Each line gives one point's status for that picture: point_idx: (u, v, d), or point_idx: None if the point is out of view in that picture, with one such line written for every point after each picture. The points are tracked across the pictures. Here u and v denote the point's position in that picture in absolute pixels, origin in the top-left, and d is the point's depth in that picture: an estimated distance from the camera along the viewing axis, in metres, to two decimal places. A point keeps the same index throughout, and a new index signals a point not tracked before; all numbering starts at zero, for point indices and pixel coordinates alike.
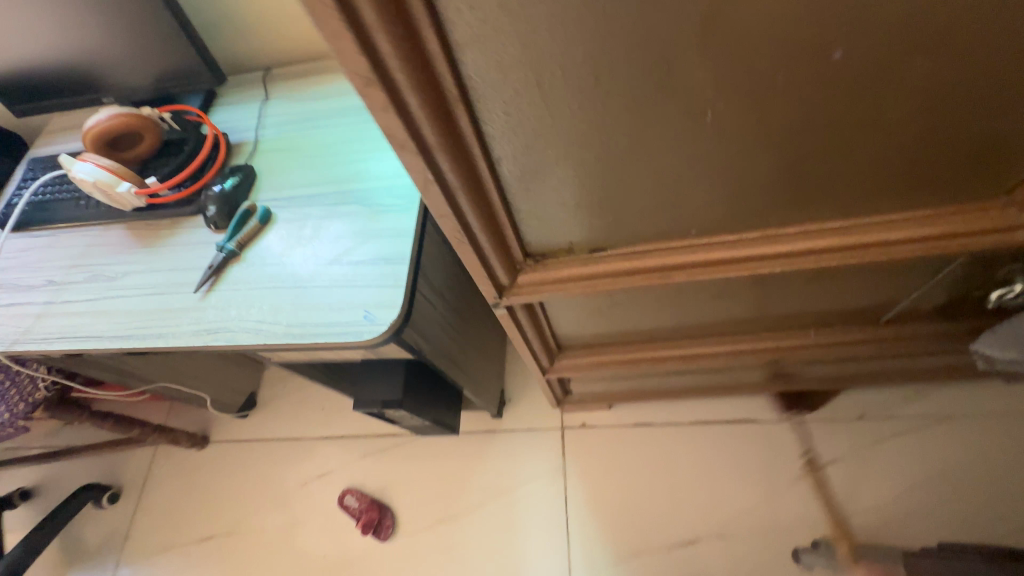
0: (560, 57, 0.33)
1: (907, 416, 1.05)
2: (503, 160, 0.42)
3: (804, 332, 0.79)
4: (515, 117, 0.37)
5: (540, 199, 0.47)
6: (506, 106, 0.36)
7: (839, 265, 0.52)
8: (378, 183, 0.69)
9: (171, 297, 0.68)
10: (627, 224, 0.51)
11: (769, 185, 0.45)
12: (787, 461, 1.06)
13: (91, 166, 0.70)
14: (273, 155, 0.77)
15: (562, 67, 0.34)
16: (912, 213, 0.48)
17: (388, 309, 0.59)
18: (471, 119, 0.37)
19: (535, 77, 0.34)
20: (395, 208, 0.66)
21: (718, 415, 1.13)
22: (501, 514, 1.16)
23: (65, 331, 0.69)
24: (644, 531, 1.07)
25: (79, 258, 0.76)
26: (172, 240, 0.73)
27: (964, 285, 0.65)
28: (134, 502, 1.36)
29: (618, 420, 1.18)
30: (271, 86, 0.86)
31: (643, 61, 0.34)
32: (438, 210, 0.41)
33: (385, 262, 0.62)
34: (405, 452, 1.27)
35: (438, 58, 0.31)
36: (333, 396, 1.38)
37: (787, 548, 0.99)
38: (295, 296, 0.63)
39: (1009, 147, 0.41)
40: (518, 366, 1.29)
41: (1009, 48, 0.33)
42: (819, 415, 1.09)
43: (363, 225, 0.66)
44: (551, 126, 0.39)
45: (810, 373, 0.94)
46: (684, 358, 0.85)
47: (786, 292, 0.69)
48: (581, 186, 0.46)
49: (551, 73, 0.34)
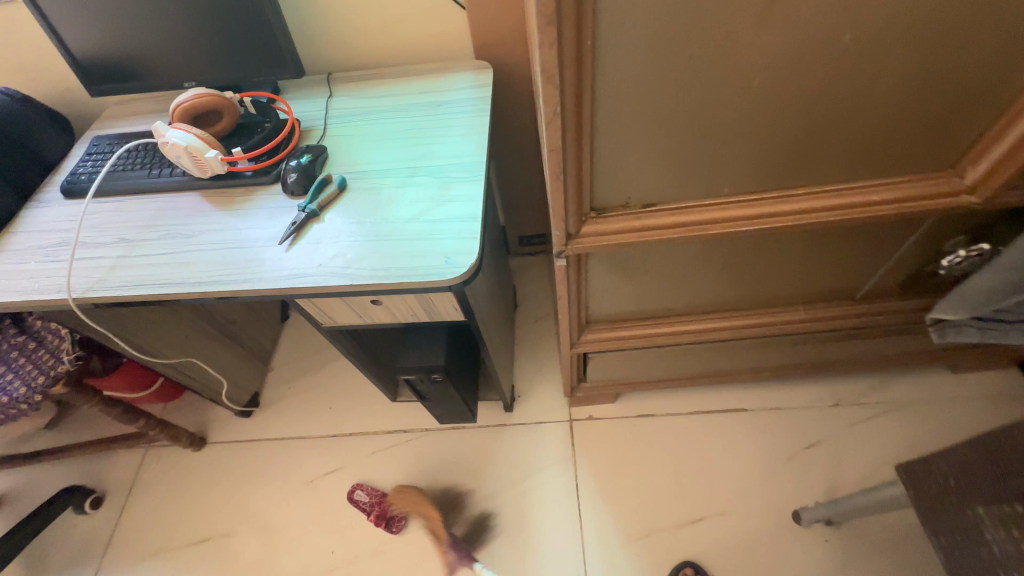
0: (666, 24, 0.46)
1: (876, 401, 1.19)
2: (599, 112, 0.54)
3: (796, 309, 0.93)
4: (620, 72, 0.50)
5: (616, 153, 0.59)
6: (616, 62, 0.49)
7: (836, 222, 0.66)
8: (445, 160, 0.80)
9: (252, 249, 0.74)
10: (677, 181, 0.63)
11: (789, 148, 0.59)
12: (777, 443, 1.17)
13: (183, 133, 0.78)
14: (343, 138, 0.86)
15: (664, 32, 0.47)
16: (890, 179, 0.63)
17: (467, 255, 0.68)
18: (589, 71, 0.49)
19: (644, 40, 0.47)
20: (463, 178, 0.77)
21: (713, 405, 1.24)
22: (514, 503, 1.19)
23: (143, 279, 0.73)
24: (653, 513, 1.13)
25: (150, 219, 0.81)
26: (249, 204, 0.80)
27: (922, 259, 0.82)
28: (119, 507, 1.29)
29: (623, 411, 1.26)
30: (334, 84, 0.97)
31: (719, 33, 0.48)
32: (551, 143, 0.53)
33: (460, 219, 0.72)
34: (416, 447, 1.29)
35: (586, 14, 0.44)
36: (340, 396, 1.39)
37: (783, 520, 1.08)
38: (378, 246, 0.71)
39: (956, 123, 0.57)
40: (527, 363, 1.36)
41: (954, 41, 0.49)
42: (801, 403, 1.22)
43: (435, 192, 0.76)
44: (643, 83, 0.52)
45: (797, 355, 1.08)
46: (694, 333, 0.96)
47: (786, 264, 0.82)
48: (650, 142, 0.58)
49: (655, 37, 0.47)
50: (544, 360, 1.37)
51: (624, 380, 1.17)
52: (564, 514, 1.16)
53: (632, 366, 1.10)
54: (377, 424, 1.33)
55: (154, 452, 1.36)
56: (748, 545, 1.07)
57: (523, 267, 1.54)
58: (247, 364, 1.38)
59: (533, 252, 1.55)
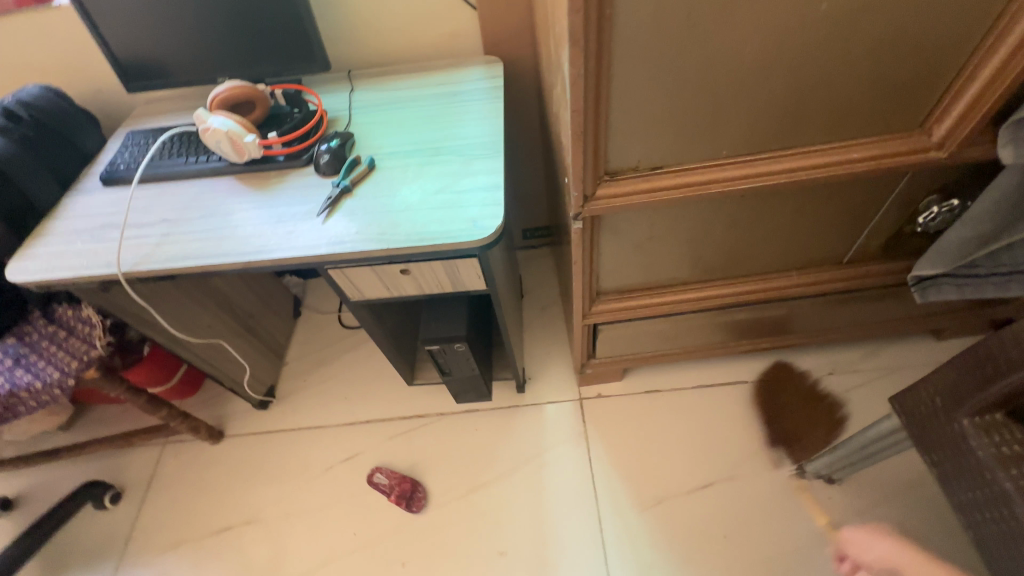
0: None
1: (867, 369, 1.27)
2: (615, 78, 0.62)
3: (790, 274, 1.01)
4: (634, 41, 0.58)
5: (628, 117, 0.66)
6: (631, 32, 0.57)
7: (823, 180, 0.74)
8: (465, 140, 0.87)
9: (290, 223, 0.79)
10: (682, 144, 0.71)
11: (780, 110, 0.67)
12: (778, 411, 1.24)
13: (223, 120, 0.84)
14: (368, 125, 0.93)
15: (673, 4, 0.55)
16: (867, 138, 0.72)
17: (493, 219, 0.74)
18: (608, 40, 0.57)
19: (655, 11, 0.55)
20: (484, 155, 0.83)
21: (715, 378, 1.30)
22: (531, 478, 1.22)
23: (187, 253, 0.78)
24: (664, 481, 1.18)
25: (189, 201, 0.86)
26: (283, 185, 0.86)
27: (900, 220, 0.90)
28: (138, 502, 1.30)
29: (630, 388, 1.32)
30: (355, 80, 1.04)
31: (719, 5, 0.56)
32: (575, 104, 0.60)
33: (484, 189, 0.78)
34: (431, 430, 1.32)
35: None
36: (355, 386, 1.43)
37: (788, 481, 1.14)
38: (409, 216, 0.77)
39: (921, 84, 0.66)
40: (536, 347, 1.42)
41: (916, 8, 0.58)
42: (798, 373, 1.29)
43: (459, 167, 0.82)
44: (654, 50, 0.59)
45: (793, 323, 1.15)
46: (697, 300, 1.03)
47: (779, 228, 0.90)
48: (658, 106, 0.66)
49: (665, 9, 0.55)
50: (552, 345, 1.43)
51: (631, 354, 1.22)
52: (580, 485, 1.20)
53: (639, 340, 1.16)
54: (393, 410, 1.37)
55: (172, 448, 1.38)
56: (757, 505, 1.12)
57: (528, 260, 1.61)
58: (264, 358, 1.41)
59: (537, 245, 1.62)
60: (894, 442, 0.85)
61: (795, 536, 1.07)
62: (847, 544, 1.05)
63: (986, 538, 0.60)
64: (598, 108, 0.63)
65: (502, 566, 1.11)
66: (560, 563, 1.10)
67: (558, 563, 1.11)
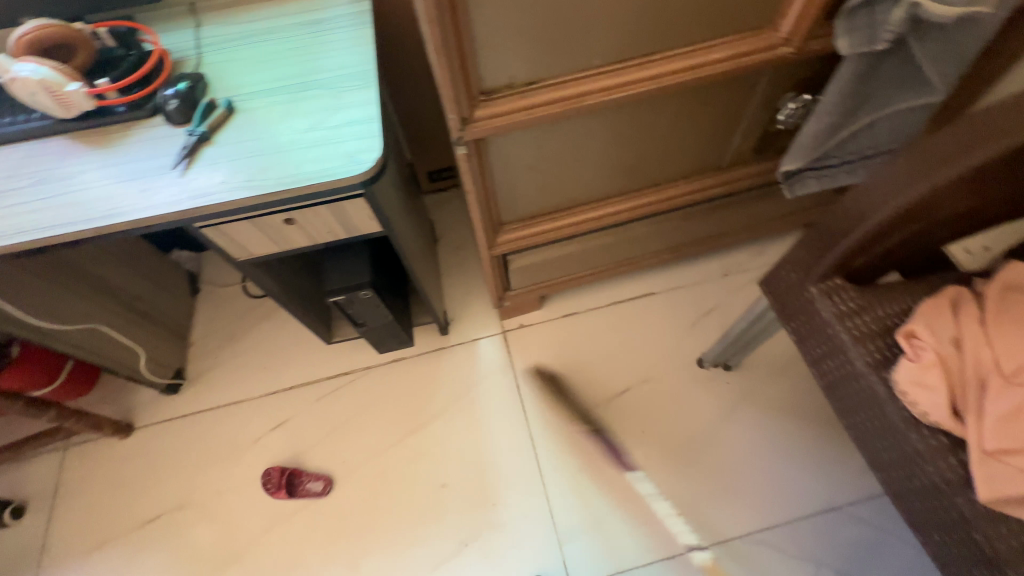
0: None
1: (755, 266, 1.40)
2: None
3: (677, 183, 1.07)
4: None
5: (492, 29, 0.65)
6: None
7: (689, 84, 0.78)
8: (333, 72, 0.80)
9: (143, 181, 0.71)
10: (551, 56, 0.70)
11: (639, 14, 0.68)
12: (681, 315, 1.35)
13: (34, 66, 0.72)
14: (221, 64, 0.83)
15: None
16: (723, 38, 0.75)
17: (371, 153, 0.71)
18: None
19: None
20: (355, 86, 0.78)
21: (625, 294, 1.39)
22: (465, 412, 1.26)
23: (22, 227, 0.69)
24: (587, 392, 1.27)
25: (13, 168, 0.74)
26: (128, 139, 0.76)
27: (765, 120, 0.97)
28: (47, 511, 1.20)
29: (550, 315, 1.38)
30: (200, 14, 0.92)
31: None
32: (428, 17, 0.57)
33: (358, 123, 0.74)
34: (360, 385, 1.31)
35: None
36: (273, 354, 1.38)
37: (694, 375, 1.26)
38: (280, 158, 0.72)
39: None
40: (455, 290, 1.42)
41: None
42: (698, 279, 1.40)
43: (329, 101, 0.77)
44: None
45: (687, 232, 1.23)
46: (596, 220, 1.07)
47: (660, 137, 0.94)
48: (520, 16, 0.64)
49: None
50: (471, 284, 1.44)
51: (545, 281, 1.26)
52: (511, 410, 1.26)
53: (549, 266, 1.19)
54: (317, 372, 1.34)
55: (75, 451, 1.27)
56: (669, 399, 1.24)
57: (438, 203, 1.58)
58: (164, 341, 1.31)
59: (445, 187, 1.59)
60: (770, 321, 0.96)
61: (701, 418, 1.21)
62: (743, 417, 1.20)
63: (831, 382, 0.71)
64: (456, 20, 0.61)
65: (446, 496, 1.16)
66: (500, 482, 1.17)
67: (499, 483, 1.17)
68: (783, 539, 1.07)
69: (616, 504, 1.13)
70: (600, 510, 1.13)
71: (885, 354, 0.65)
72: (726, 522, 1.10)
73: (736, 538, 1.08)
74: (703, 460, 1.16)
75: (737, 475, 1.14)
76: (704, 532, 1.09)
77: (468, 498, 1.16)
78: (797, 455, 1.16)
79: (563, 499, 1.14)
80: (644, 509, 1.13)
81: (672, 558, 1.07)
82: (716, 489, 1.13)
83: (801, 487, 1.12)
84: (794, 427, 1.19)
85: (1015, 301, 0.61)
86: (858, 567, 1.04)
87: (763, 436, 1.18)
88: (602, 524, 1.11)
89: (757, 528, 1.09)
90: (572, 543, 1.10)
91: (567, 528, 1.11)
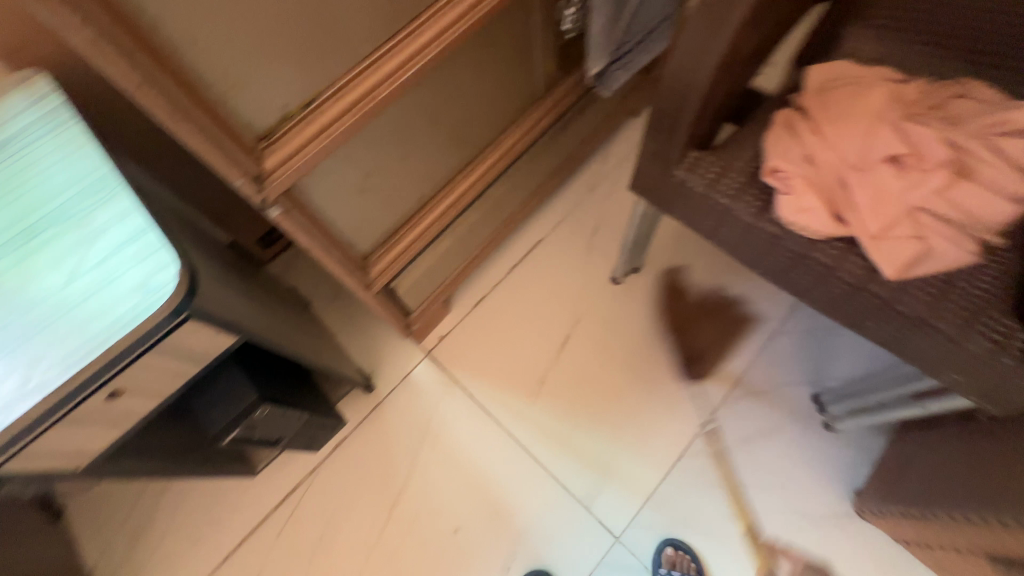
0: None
1: (610, 169, 1.40)
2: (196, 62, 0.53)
3: (507, 128, 1.01)
4: (196, 25, 0.51)
5: (253, 86, 0.59)
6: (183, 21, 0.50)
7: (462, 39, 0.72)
8: (54, 203, 0.61)
9: None
10: (318, 71, 0.64)
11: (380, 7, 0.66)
12: (577, 244, 1.34)
13: None
14: None
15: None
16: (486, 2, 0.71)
17: (163, 273, 0.57)
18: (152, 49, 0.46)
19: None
20: (97, 202, 0.60)
21: (521, 253, 1.34)
22: (434, 452, 1.17)
23: None
24: (535, 362, 1.24)
25: None
26: None
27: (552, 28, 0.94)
28: None
29: (462, 314, 1.30)
30: None
31: None
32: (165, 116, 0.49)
33: (131, 241, 0.58)
34: (316, 491, 1.16)
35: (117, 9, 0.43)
36: (200, 519, 1.15)
37: (613, 291, 1.28)
38: (49, 336, 0.54)
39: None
40: (357, 344, 1.28)
41: None
42: (572, 205, 1.38)
43: (71, 240, 0.59)
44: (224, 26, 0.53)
45: (541, 169, 1.20)
46: (456, 207, 0.98)
47: (462, 93, 0.87)
48: (290, 76, 0.61)
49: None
50: (371, 329, 1.30)
51: (441, 286, 1.17)
52: (475, 422, 1.19)
53: (434, 271, 1.10)
54: (259, 509, 1.14)
55: None
56: (606, 325, 1.25)
57: (285, 267, 1.36)
58: None
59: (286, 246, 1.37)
60: (649, 219, 1.02)
61: (639, 324, 1.24)
62: (672, 305, 1.25)
63: (737, 244, 0.74)
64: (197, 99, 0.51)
65: (464, 538, 1.10)
66: (505, 493, 1.12)
67: (504, 491, 1.13)
68: (752, 384, 1.17)
69: (613, 443, 1.14)
70: (603, 457, 1.13)
71: (764, 197, 0.69)
72: (702, 400, 1.16)
73: (720, 406, 1.16)
74: (662, 360, 1.21)
75: (694, 355, 1.20)
76: (694, 417, 1.15)
77: (483, 526, 1.10)
78: (729, 310, 1.23)
79: (568, 471, 1.13)
80: (636, 434, 1.15)
81: (679, 459, 1.12)
82: (687, 377, 1.19)
83: (742, 334, 1.21)
84: (714, 289, 1.26)
85: (830, 101, 0.67)
86: (813, 372, 1.17)
87: (692, 307, 1.24)
88: (610, 467, 1.12)
89: (730, 388, 1.17)
90: (597, 503, 1.10)
91: (584, 493, 1.11)
